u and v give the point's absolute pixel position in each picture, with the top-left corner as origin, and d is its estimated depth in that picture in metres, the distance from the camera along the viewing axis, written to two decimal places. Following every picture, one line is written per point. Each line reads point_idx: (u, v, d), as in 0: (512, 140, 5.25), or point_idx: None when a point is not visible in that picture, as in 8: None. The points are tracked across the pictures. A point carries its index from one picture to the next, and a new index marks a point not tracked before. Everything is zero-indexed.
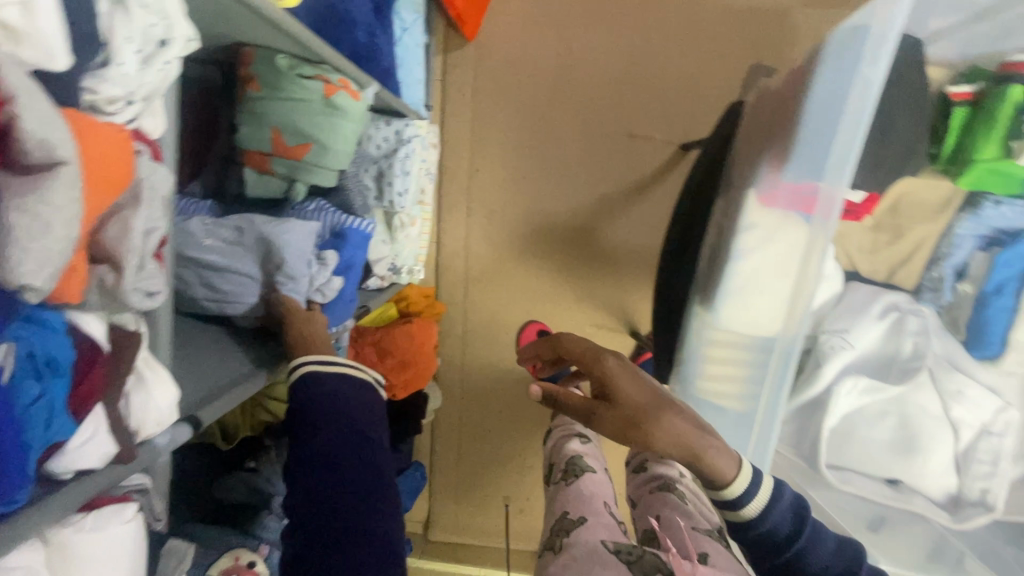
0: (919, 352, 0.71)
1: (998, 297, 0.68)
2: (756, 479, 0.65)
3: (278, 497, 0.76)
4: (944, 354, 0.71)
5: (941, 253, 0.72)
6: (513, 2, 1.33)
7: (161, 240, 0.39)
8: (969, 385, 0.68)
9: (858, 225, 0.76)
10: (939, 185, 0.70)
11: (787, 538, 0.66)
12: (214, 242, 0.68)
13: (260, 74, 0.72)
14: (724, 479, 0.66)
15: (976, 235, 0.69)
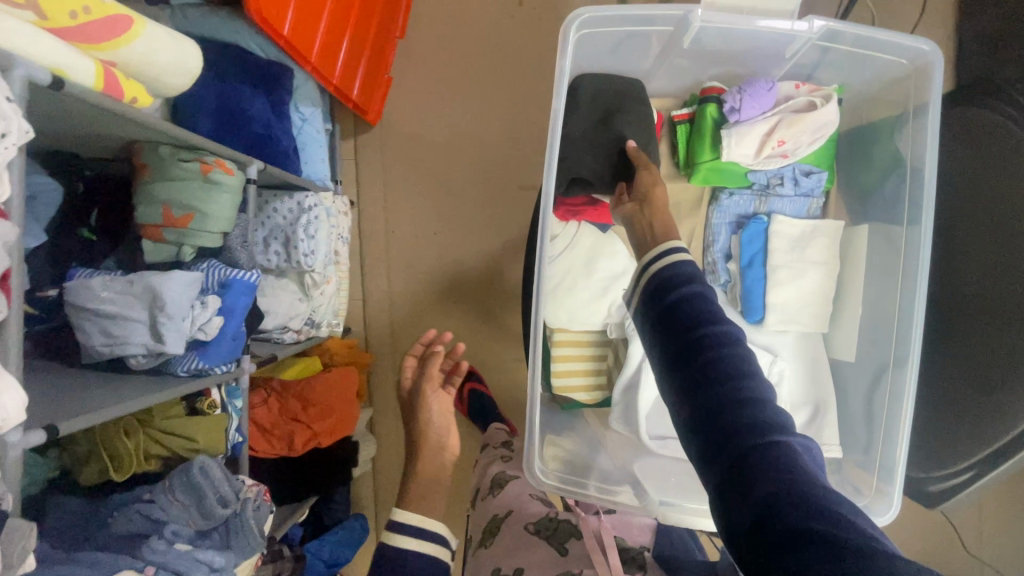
0: None
1: (752, 269, 0.90)
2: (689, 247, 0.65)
3: (170, 524, 0.84)
4: None
5: (709, 241, 0.93)
6: (408, 90, 1.58)
7: (4, 272, 0.53)
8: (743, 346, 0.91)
9: None
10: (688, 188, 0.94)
11: (705, 308, 0.58)
12: (108, 293, 0.83)
13: (150, 162, 0.90)
14: (659, 252, 0.64)
15: (726, 222, 0.92)
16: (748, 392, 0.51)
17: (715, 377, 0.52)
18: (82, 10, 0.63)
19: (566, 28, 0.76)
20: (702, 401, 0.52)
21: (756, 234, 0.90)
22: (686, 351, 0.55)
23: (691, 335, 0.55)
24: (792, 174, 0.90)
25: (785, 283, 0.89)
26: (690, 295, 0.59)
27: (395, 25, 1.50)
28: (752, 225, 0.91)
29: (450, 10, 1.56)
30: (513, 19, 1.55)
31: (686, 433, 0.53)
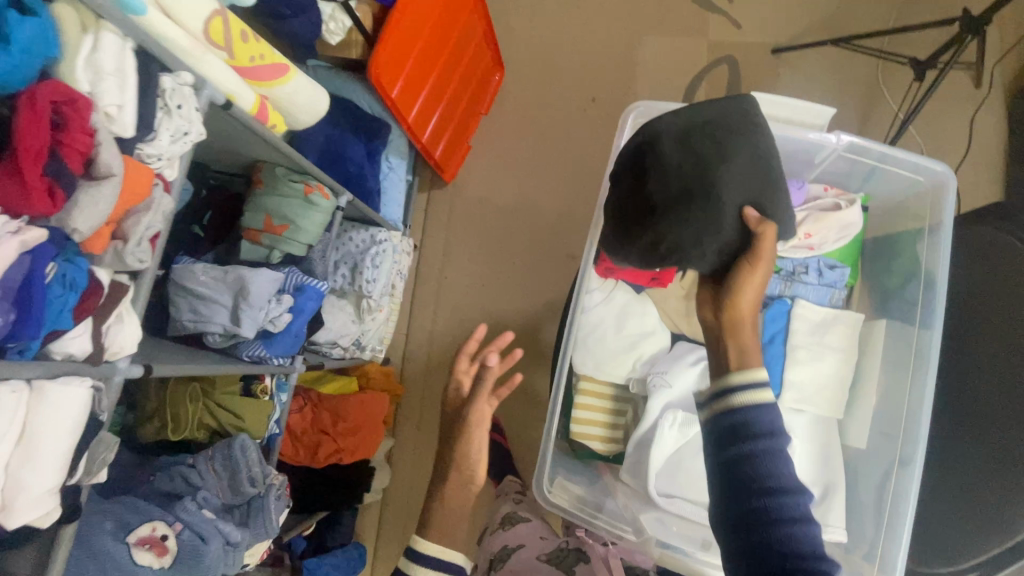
0: None
1: (773, 345, 0.97)
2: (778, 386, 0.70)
3: (203, 490, 0.92)
4: None
5: None
6: (483, 158, 1.78)
7: (156, 233, 0.68)
8: None
9: None
10: None
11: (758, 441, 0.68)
12: (206, 277, 0.98)
13: (265, 179, 1.08)
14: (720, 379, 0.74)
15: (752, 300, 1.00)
16: (783, 520, 0.65)
17: (755, 505, 0.66)
18: (259, 56, 0.83)
19: (627, 115, 0.90)
20: (738, 519, 0.67)
21: (780, 314, 0.98)
22: (735, 478, 0.68)
23: (753, 477, 0.67)
24: (817, 265, 0.98)
25: (802, 363, 0.96)
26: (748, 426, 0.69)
27: (482, 103, 1.73)
28: (777, 306, 0.98)
29: (532, 98, 1.78)
30: (586, 112, 1.75)
31: (724, 536, 0.69)
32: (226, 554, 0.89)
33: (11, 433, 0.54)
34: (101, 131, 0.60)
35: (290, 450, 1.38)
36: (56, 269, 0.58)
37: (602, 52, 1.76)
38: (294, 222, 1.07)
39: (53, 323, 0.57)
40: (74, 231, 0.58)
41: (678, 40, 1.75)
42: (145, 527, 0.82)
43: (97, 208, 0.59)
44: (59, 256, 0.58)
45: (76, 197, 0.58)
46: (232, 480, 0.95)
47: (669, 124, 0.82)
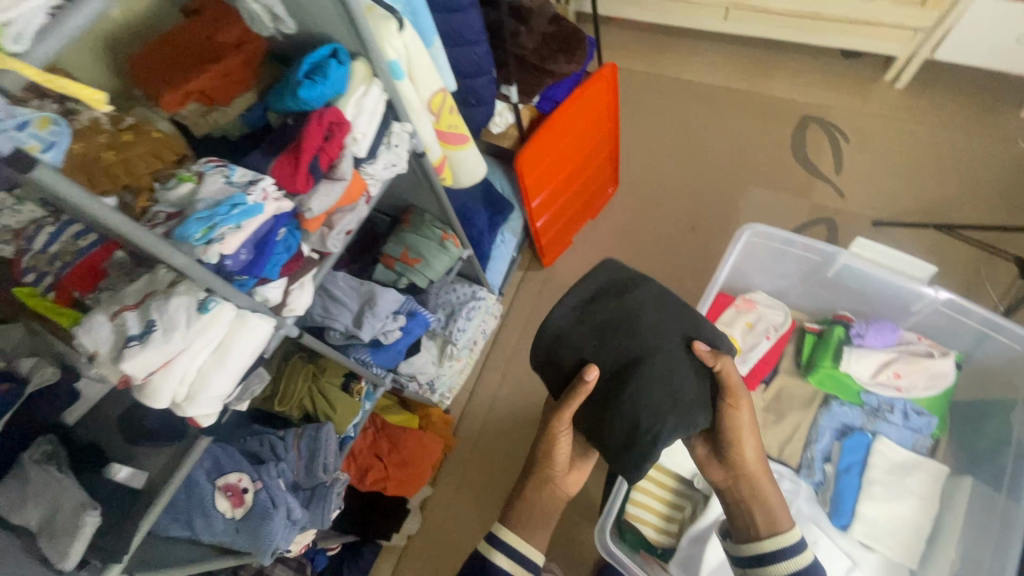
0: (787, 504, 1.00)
1: (848, 474, 1.04)
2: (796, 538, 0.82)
3: (283, 460, 1.02)
4: (813, 516, 1.02)
5: (814, 437, 1.08)
6: (581, 254, 1.95)
7: (350, 231, 0.86)
8: (820, 539, 0.98)
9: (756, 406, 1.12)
10: (805, 386, 1.12)
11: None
12: (345, 283, 1.15)
13: (412, 220, 1.29)
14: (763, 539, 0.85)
15: (832, 427, 1.08)
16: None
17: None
18: (455, 125, 1.05)
19: (744, 235, 1.03)
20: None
21: (858, 444, 1.06)
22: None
23: None
24: (903, 407, 1.07)
25: (878, 498, 1.02)
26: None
27: (593, 208, 1.94)
28: (856, 436, 1.06)
29: (637, 213, 1.98)
30: (684, 236, 1.91)
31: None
32: (288, 529, 0.95)
33: (214, 341, 0.68)
34: (351, 147, 0.80)
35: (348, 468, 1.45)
36: (286, 233, 0.75)
37: (709, 189, 1.95)
38: (425, 258, 1.25)
39: (269, 271, 0.74)
40: (307, 209, 0.77)
41: (782, 193, 1.91)
42: (234, 475, 0.94)
43: (328, 197, 0.77)
44: (290, 224, 0.76)
45: (319, 186, 0.77)
46: (309, 461, 1.04)
47: (561, 313, 0.84)
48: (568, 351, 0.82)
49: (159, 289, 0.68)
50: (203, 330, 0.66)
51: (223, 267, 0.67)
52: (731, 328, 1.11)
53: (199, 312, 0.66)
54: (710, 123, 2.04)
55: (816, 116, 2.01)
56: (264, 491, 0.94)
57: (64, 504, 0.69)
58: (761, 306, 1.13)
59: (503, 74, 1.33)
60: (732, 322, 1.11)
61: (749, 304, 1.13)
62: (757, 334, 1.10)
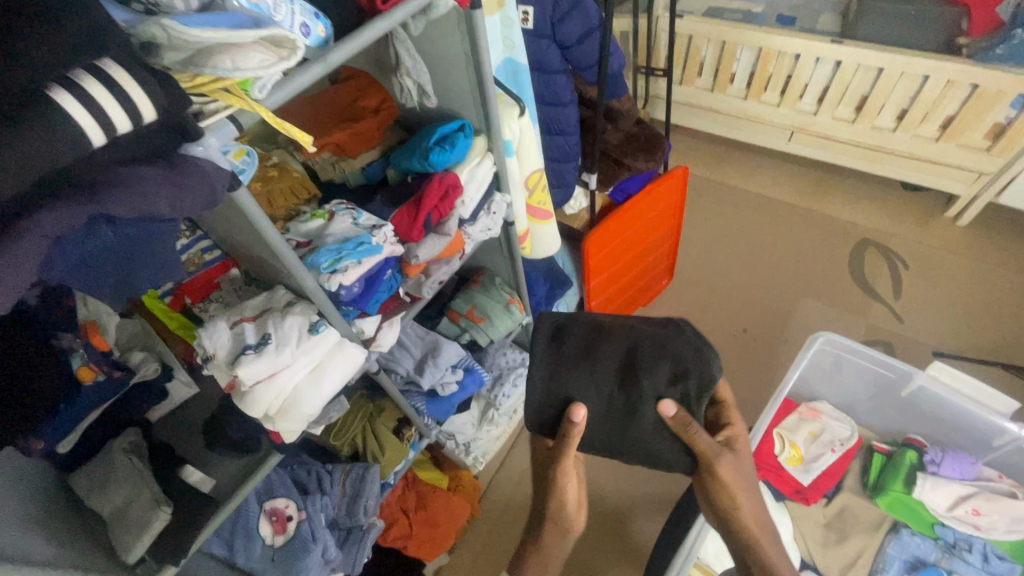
0: None
1: None
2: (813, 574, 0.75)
3: (327, 494, 1.02)
4: None
5: (879, 566, 1.04)
6: None
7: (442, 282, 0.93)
8: None
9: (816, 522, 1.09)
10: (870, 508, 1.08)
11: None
12: (412, 330, 1.20)
13: (482, 280, 1.35)
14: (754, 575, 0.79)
15: (901, 557, 1.04)
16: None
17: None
18: (543, 201, 1.14)
19: (815, 342, 1.05)
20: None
21: None
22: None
23: None
24: (983, 548, 1.02)
25: None
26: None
27: (646, 296, 1.98)
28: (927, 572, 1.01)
29: (690, 307, 2.00)
30: (735, 338, 1.91)
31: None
32: (321, 567, 0.94)
33: (313, 363, 0.73)
34: (459, 209, 0.89)
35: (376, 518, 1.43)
36: (391, 274, 0.82)
37: (764, 295, 1.97)
38: (489, 318, 1.30)
39: (371, 306, 0.80)
40: (414, 256, 0.84)
41: (839, 309, 1.91)
42: (281, 501, 0.95)
43: (432, 248, 0.85)
44: (396, 266, 0.84)
45: (428, 238, 0.85)
46: (351, 500, 1.05)
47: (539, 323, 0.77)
48: (551, 353, 0.74)
49: (276, 307, 0.74)
50: (309, 350, 0.72)
51: (337, 296, 0.74)
52: (794, 436, 1.12)
53: (309, 334, 0.71)
54: (768, 232, 2.11)
55: (875, 240, 2.04)
56: (307, 522, 0.95)
57: (141, 497, 0.72)
58: (826, 416, 1.13)
59: (586, 162, 1.44)
60: (794, 430, 1.12)
61: (814, 413, 1.14)
62: (822, 444, 1.10)
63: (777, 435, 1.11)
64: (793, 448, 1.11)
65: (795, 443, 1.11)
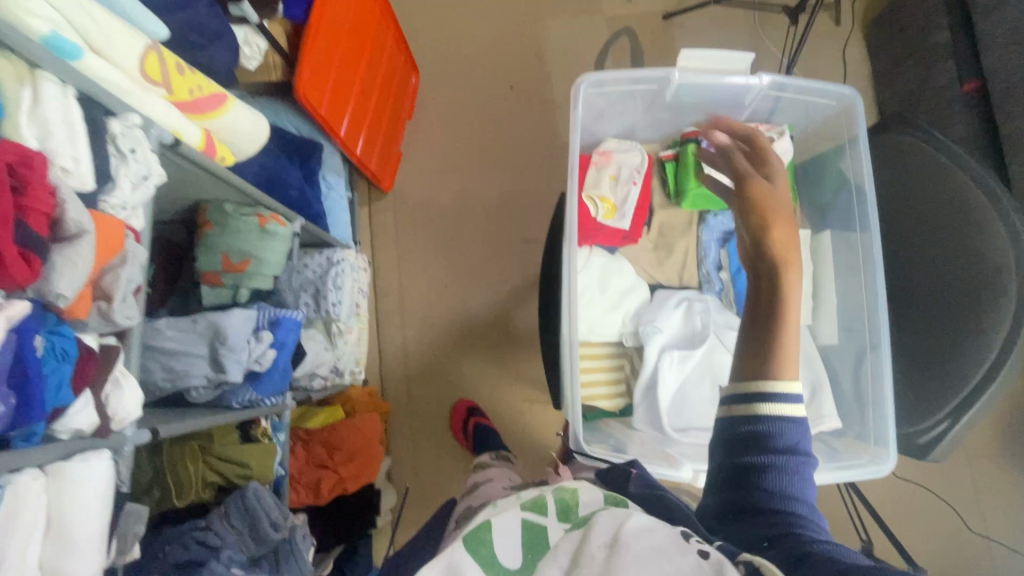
0: (705, 325, 0.95)
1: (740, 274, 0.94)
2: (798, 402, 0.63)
3: (227, 550, 0.86)
4: (725, 323, 0.96)
5: (700, 257, 0.97)
6: (418, 161, 1.79)
7: (138, 286, 0.64)
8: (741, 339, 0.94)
9: (643, 248, 1.00)
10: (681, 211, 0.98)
11: (802, 469, 0.61)
12: (175, 332, 0.94)
13: (212, 218, 1.02)
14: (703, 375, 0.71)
15: (714, 239, 0.96)
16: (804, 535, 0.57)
17: (791, 478, 0.60)
18: (196, 84, 0.78)
19: (577, 91, 0.82)
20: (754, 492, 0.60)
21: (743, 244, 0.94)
22: (751, 457, 0.61)
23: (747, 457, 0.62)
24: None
25: None
26: (782, 424, 0.62)
27: (405, 106, 1.74)
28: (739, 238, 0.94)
29: (452, 96, 1.82)
30: (505, 102, 1.81)
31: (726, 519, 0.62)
32: None
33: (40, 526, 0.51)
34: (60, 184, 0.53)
35: (298, 497, 1.31)
36: (45, 346, 0.52)
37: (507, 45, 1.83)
38: (255, 256, 1.03)
39: (55, 401, 0.53)
40: (58, 295, 0.53)
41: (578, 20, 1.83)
42: None
43: (76, 271, 0.54)
44: (44, 329, 0.54)
45: (51, 259, 0.52)
46: (251, 531, 0.90)
47: None
48: None
49: None
50: (7, 529, 0.48)
51: None
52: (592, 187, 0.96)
53: None
54: None
55: None
56: None
57: None
58: (623, 149, 0.97)
59: None
60: (598, 183, 0.96)
61: (607, 156, 0.97)
62: (626, 182, 0.95)
63: (586, 193, 0.95)
64: (606, 203, 0.95)
65: (605, 196, 0.95)
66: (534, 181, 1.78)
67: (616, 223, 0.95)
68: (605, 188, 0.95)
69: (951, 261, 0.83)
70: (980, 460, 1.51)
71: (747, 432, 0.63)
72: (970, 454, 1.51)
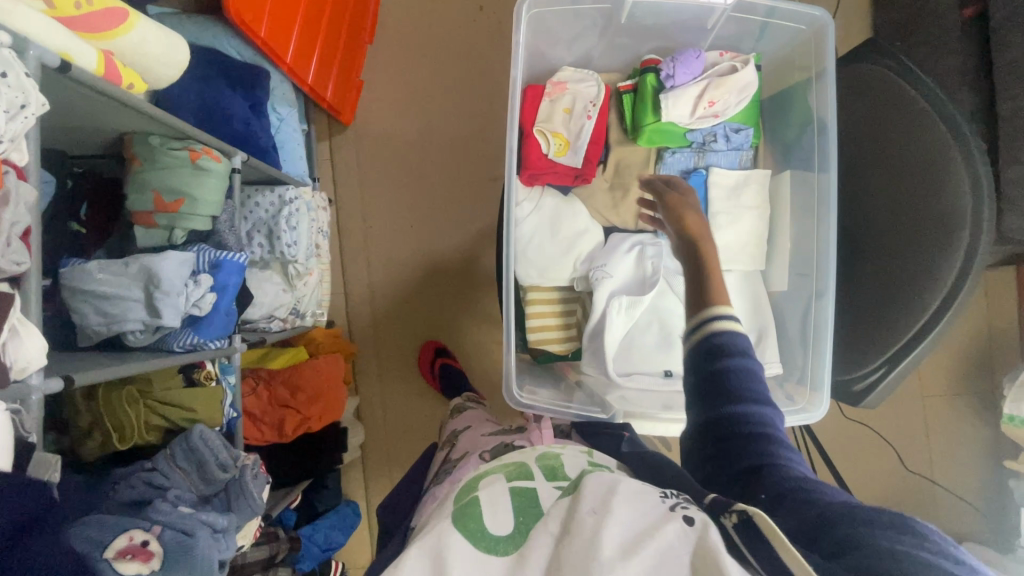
0: (656, 270, 0.93)
1: (695, 216, 0.89)
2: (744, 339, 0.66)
3: (174, 488, 0.88)
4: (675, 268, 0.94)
5: None
6: (380, 91, 1.67)
7: (25, 228, 0.59)
8: None
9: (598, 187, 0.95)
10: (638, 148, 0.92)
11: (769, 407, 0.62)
12: (105, 275, 0.89)
13: (139, 153, 0.95)
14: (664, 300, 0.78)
15: (671, 178, 0.90)
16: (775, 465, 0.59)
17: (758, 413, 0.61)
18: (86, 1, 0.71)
19: (518, 11, 0.75)
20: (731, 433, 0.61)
21: (700, 185, 0.90)
22: (722, 389, 0.63)
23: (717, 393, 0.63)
24: (723, 131, 0.88)
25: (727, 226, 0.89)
26: (743, 354, 0.64)
27: (364, 29, 1.60)
28: (696, 178, 0.90)
29: (416, 18, 1.67)
30: (474, 25, 1.67)
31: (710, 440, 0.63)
32: (218, 540, 0.87)
33: None
34: None
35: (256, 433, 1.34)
36: None
37: None
38: (189, 195, 0.96)
39: None
40: None
41: None
42: (121, 540, 0.78)
43: None
44: None
45: None
46: (199, 471, 0.92)
47: None
48: None
49: None
50: None
51: None
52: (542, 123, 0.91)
53: None
54: None
55: None
56: (170, 531, 0.83)
57: None
58: (579, 79, 0.90)
59: None
60: (550, 117, 0.90)
61: (562, 88, 0.90)
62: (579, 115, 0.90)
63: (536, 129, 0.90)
64: (558, 139, 0.90)
65: (557, 130, 0.90)
66: (504, 114, 1.68)
67: (569, 160, 0.91)
68: (557, 122, 0.90)
69: (911, 197, 0.81)
70: (933, 399, 1.55)
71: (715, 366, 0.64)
72: (925, 392, 1.55)
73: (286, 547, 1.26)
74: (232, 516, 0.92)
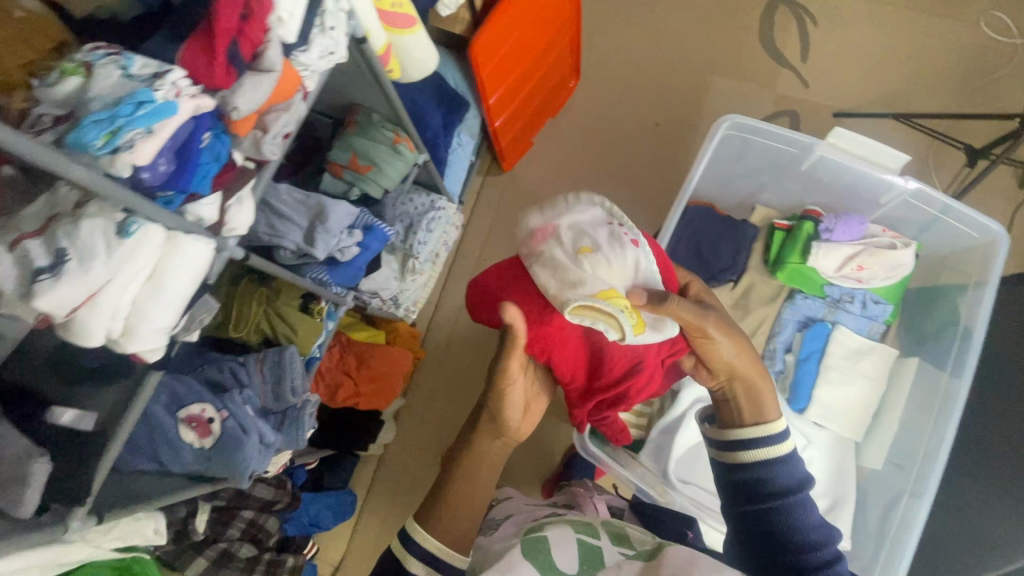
0: None
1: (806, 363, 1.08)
2: (769, 436, 0.91)
3: (249, 389, 0.97)
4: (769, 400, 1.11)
5: (776, 331, 1.10)
6: (544, 155, 1.87)
7: (287, 133, 0.74)
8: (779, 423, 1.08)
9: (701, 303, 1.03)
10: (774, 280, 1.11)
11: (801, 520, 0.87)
12: (290, 197, 1.05)
13: (358, 122, 1.16)
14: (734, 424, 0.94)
15: (795, 319, 1.09)
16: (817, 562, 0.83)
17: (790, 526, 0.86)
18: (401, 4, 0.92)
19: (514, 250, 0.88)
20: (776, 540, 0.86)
21: (819, 336, 1.08)
22: (753, 501, 0.90)
23: (757, 506, 0.89)
24: (861, 297, 1.08)
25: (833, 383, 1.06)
26: (766, 470, 0.90)
27: (553, 104, 1.84)
28: (816, 327, 1.09)
29: (601, 110, 1.89)
30: (648, 134, 1.86)
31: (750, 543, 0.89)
32: (261, 452, 0.93)
33: (147, 268, 0.60)
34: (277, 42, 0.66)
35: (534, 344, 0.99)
36: (207, 144, 0.63)
37: (672, 85, 1.88)
38: (377, 166, 1.14)
39: (196, 186, 0.63)
40: (233, 110, 0.65)
41: (748, 87, 1.86)
42: (196, 407, 0.89)
43: (257, 95, 0.65)
44: (213, 129, 0.64)
45: (243, 82, 0.64)
46: (275, 385, 1.00)
47: None
48: None
49: (64, 212, 0.57)
50: (128, 257, 0.57)
51: (138, 180, 0.57)
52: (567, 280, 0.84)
53: (118, 238, 0.56)
54: (674, 14, 1.92)
55: None
56: (231, 423, 0.90)
57: (4, 451, 0.62)
58: (558, 211, 0.89)
59: None
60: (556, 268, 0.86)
61: (547, 225, 0.88)
62: (618, 239, 0.86)
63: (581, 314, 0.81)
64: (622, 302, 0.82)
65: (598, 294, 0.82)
66: (644, 213, 1.81)
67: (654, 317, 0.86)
68: (586, 270, 0.83)
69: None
70: None
71: (747, 481, 0.91)
72: None
73: (285, 501, 1.29)
74: (277, 440, 0.97)
